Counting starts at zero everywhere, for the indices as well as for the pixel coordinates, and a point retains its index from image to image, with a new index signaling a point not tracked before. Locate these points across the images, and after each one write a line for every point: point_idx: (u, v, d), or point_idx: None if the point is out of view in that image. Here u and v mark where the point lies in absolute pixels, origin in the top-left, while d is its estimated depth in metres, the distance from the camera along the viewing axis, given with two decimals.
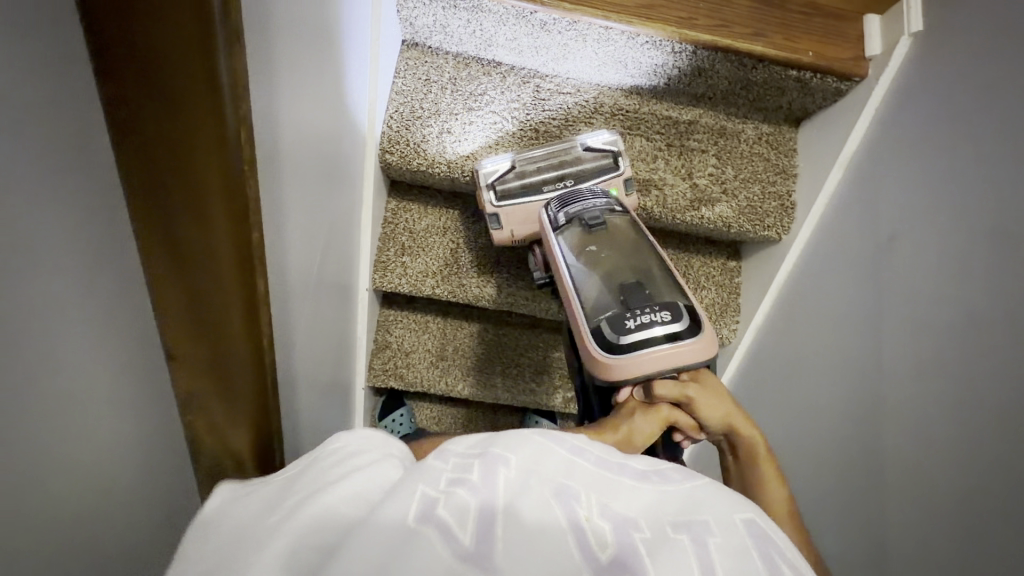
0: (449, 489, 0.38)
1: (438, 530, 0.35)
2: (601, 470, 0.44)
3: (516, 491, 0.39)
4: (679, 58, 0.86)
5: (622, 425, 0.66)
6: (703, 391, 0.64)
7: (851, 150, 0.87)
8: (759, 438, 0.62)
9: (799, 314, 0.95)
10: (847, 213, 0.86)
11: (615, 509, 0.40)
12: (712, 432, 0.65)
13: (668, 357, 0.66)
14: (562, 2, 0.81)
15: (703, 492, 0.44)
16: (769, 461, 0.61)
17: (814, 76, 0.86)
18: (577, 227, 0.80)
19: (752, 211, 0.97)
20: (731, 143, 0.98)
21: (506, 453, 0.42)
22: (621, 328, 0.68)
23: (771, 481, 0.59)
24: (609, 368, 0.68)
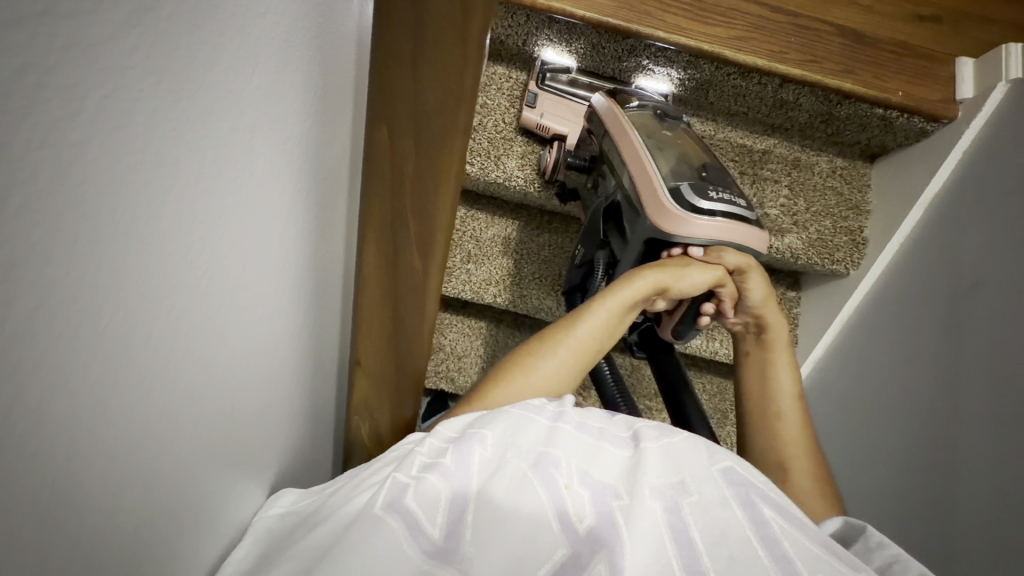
0: (421, 474, 0.46)
1: (408, 515, 0.42)
2: (580, 437, 0.53)
3: (487, 474, 0.46)
4: (764, 89, 0.87)
5: (682, 281, 0.70)
6: (757, 271, 0.72)
7: (932, 192, 0.87)
8: (780, 323, 0.75)
9: (863, 352, 0.95)
10: (923, 255, 0.86)
11: (594, 477, 0.49)
12: (744, 313, 0.75)
13: (743, 234, 0.71)
14: (657, 30, 0.81)
15: (667, 454, 0.52)
16: (786, 347, 0.75)
17: (900, 116, 0.86)
18: (647, 112, 0.83)
19: (822, 244, 0.97)
20: (804, 175, 0.98)
21: (482, 432, 0.50)
22: (704, 194, 0.71)
23: (783, 364, 0.74)
24: (686, 223, 0.70)
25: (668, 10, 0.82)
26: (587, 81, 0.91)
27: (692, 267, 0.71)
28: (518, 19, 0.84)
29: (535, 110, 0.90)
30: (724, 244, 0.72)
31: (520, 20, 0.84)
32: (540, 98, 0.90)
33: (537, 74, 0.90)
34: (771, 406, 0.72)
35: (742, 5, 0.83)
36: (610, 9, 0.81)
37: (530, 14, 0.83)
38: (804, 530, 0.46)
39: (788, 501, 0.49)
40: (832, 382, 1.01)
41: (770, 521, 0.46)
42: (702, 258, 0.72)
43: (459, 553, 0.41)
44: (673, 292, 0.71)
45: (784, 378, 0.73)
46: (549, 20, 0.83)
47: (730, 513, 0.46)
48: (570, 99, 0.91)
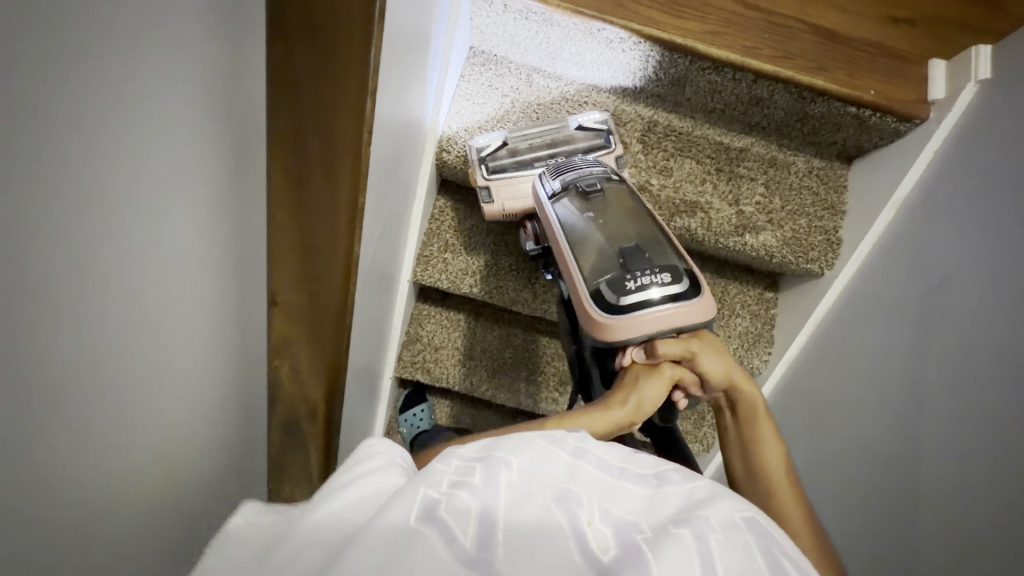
0: (451, 490, 0.38)
1: (444, 529, 0.35)
2: (601, 473, 0.45)
3: (516, 496, 0.40)
4: (738, 86, 0.88)
5: (643, 400, 0.71)
6: (708, 348, 0.72)
7: (905, 192, 0.87)
8: (756, 393, 0.72)
9: (838, 351, 0.94)
10: (895, 253, 0.86)
11: (616, 515, 0.41)
12: (712, 390, 0.74)
13: (677, 316, 0.71)
14: (632, 22, 0.83)
15: (695, 495, 0.44)
16: (764, 413, 0.71)
17: (873, 114, 0.86)
18: (570, 195, 0.80)
19: (797, 243, 0.97)
20: (780, 174, 0.98)
21: (507, 456, 0.43)
22: (624, 290, 0.71)
23: (767, 433, 0.69)
24: (618, 329, 0.71)
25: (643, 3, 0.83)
26: (526, 145, 0.91)
27: (642, 381, 0.71)
28: (496, 8, 0.86)
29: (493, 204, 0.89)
30: (666, 331, 0.71)
31: (499, 10, 0.86)
32: (491, 189, 0.88)
33: (476, 164, 0.88)
34: (760, 468, 0.66)
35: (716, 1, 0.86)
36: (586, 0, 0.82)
37: (507, 3, 0.84)
38: None
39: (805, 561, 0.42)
40: (807, 382, 1.00)
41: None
42: (645, 360, 0.73)
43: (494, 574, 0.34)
44: (638, 418, 0.71)
45: (771, 447, 0.68)
46: (527, 11, 0.85)
47: (756, 564, 0.39)
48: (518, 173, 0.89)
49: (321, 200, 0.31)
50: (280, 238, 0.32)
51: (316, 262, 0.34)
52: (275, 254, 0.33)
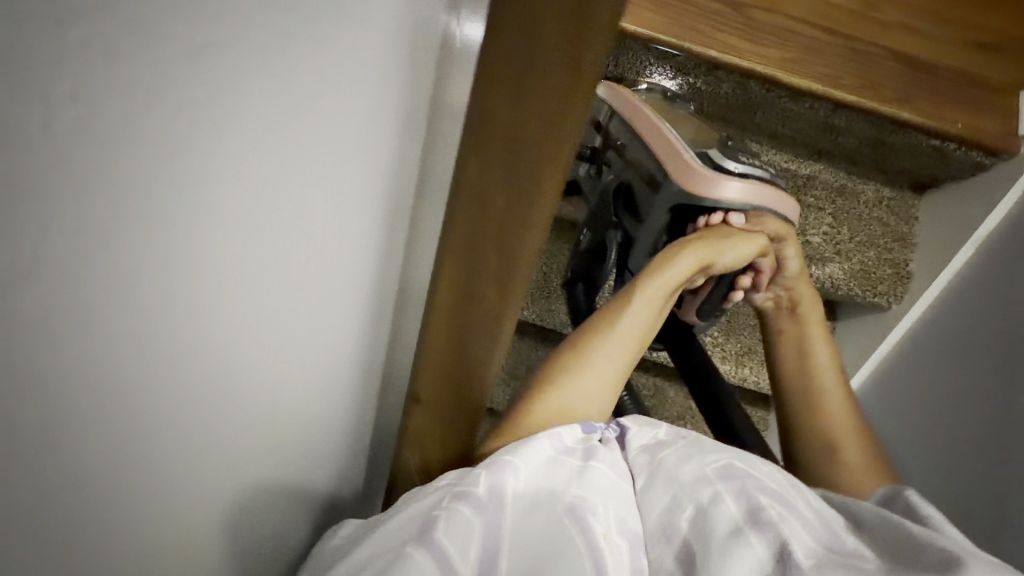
0: (451, 505, 0.41)
1: (441, 552, 0.38)
2: (614, 475, 0.48)
3: (523, 511, 0.42)
4: (814, 114, 0.84)
5: (726, 254, 0.70)
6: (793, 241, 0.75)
7: (987, 230, 0.84)
8: (812, 296, 0.77)
9: (905, 389, 0.91)
10: (973, 293, 0.83)
11: (630, 525, 0.46)
12: (779, 285, 0.77)
13: (773, 194, 0.73)
14: (709, 48, 0.79)
15: (673, 471, 0.49)
16: (818, 312, 0.77)
17: (957, 148, 0.83)
18: (656, 95, 0.82)
19: (865, 275, 0.93)
20: (849, 204, 0.95)
21: (514, 461, 0.44)
22: (730, 158, 0.75)
23: (820, 341, 0.75)
24: (716, 180, 0.72)
25: (720, 28, 0.80)
26: None
27: (734, 239, 0.71)
28: None
29: None
30: (761, 210, 0.73)
31: None
32: None
33: None
34: (811, 380, 0.73)
35: (796, 26, 0.82)
36: (660, 24, 0.79)
37: None
38: (807, 523, 0.46)
39: (792, 490, 0.48)
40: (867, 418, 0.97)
41: (767, 508, 0.45)
42: (740, 227, 0.72)
43: None
44: (715, 267, 0.71)
45: (822, 352, 0.74)
46: None
47: (727, 509, 0.45)
48: None
49: (488, 304, 0.32)
50: (436, 331, 0.33)
51: (468, 350, 0.34)
52: (426, 338, 0.34)
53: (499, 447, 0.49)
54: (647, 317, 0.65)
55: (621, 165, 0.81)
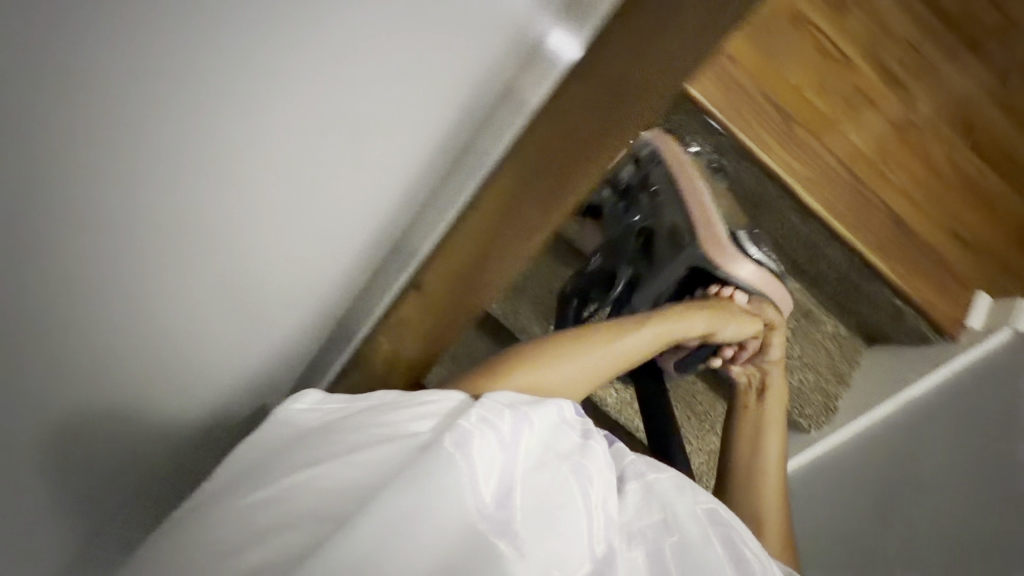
0: (482, 425, 0.45)
1: (470, 465, 0.43)
2: (605, 454, 0.52)
3: (531, 461, 0.46)
4: (811, 236, 0.93)
5: (722, 329, 0.76)
6: (779, 333, 0.83)
7: (913, 395, 0.91)
8: (782, 387, 0.84)
9: (800, 506, 0.99)
10: (882, 445, 0.91)
11: (611, 508, 0.49)
12: (755, 364, 0.83)
13: (775, 284, 0.82)
14: (748, 139, 0.86)
15: (664, 486, 0.54)
16: (777, 423, 0.81)
17: (913, 314, 0.93)
18: (700, 161, 0.89)
19: (799, 395, 1.01)
20: (809, 326, 1.03)
21: (530, 414, 0.48)
22: (755, 244, 0.83)
23: (774, 444, 0.79)
24: (735, 258, 0.80)
25: (762, 127, 0.87)
26: None
27: (735, 316, 0.77)
28: None
29: None
30: (764, 298, 0.81)
31: None
32: None
33: None
34: (754, 474, 0.77)
35: (826, 157, 0.91)
36: (717, 102, 0.85)
37: None
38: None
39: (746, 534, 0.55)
40: None
41: (751, 561, 0.52)
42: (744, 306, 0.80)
43: (514, 531, 0.43)
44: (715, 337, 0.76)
45: (773, 448, 0.79)
46: None
47: (716, 551, 0.50)
48: None
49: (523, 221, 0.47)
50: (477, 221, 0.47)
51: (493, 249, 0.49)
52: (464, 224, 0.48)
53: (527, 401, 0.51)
54: (617, 360, 0.64)
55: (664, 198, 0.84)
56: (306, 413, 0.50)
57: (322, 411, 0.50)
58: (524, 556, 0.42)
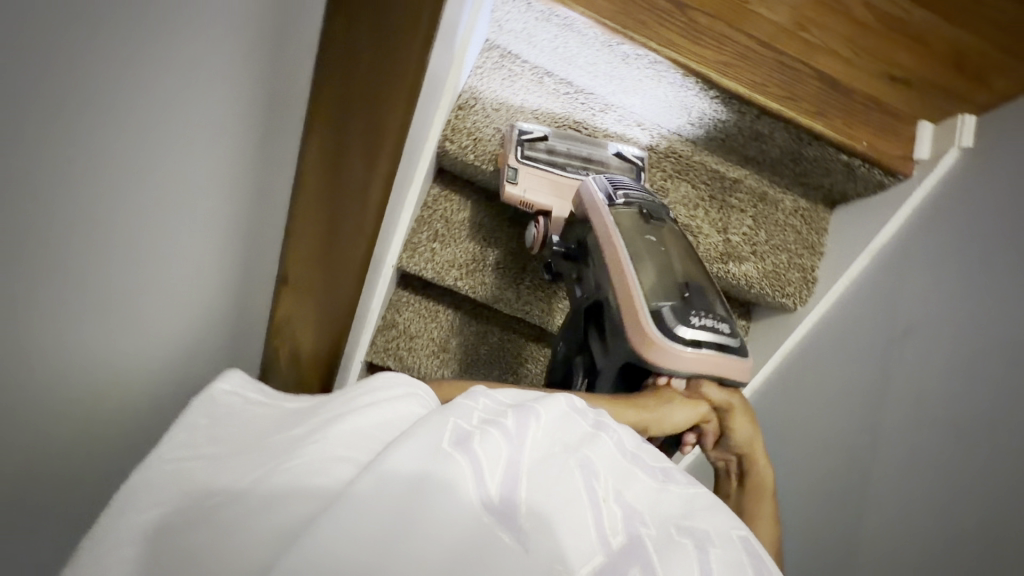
0: (483, 426, 0.38)
1: (474, 461, 0.35)
2: (618, 457, 0.44)
3: (540, 454, 0.39)
4: (742, 119, 0.91)
5: (666, 416, 0.65)
6: (741, 408, 0.68)
7: (881, 243, 0.92)
8: (772, 476, 0.65)
9: (796, 384, 0.99)
10: (866, 299, 0.91)
11: (627, 499, 0.40)
12: (728, 452, 0.68)
13: (724, 365, 0.68)
14: (650, 40, 0.84)
15: (695, 505, 0.43)
16: (771, 495, 0.64)
17: (862, 164, 0.91)
18: (632, 212, 0.83)
19: (776, 277, 1.01)
20: (768, 209, 1.02)
21: (536, 407, 0.42)
22: (685, 320, 0.71)
23: (767, 513, 0.62)
24: (664, 350, 0.69)
25: (663, 24, 0.85)
26: (564, 149, 0.95)
27: (672, 406, 0.66)
28: (518, 6, 0.84)
29: (516, 187, 0.90)
30: (700, 377, 0.68)
31: (521, 5, 0.84)
32: (520, 172, 0.89)
33: (514, 143, 0.90)
34: (747, 546, 0.60)
35: (735, 35, 0.88)
36: (609, 13, 0.83)
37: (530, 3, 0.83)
38: None
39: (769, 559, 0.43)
40: (768, 412, 1.03)
41: None
42: (684, 394, 0.68)
43: (517, 522, 0.34)
44: (652, 435, 0.64)
45: (766, 536, 0.60)
46: (549, 13, 0.83)
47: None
48: (552, 172, 0.92)
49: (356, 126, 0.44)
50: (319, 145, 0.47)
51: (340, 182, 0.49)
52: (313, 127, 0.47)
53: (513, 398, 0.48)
54: None
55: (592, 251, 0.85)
56: (226, 395, 0.44)
57: (241, 398, 0.44)
58: (528, 553, 0.33)
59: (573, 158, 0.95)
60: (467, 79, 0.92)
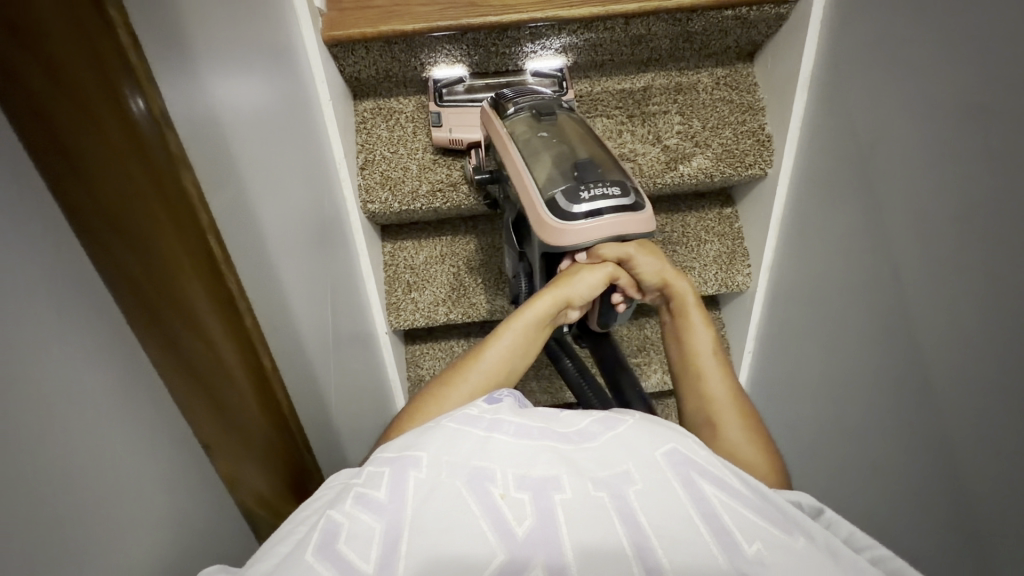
0: (353, 510, 0.40)
1: (338, 559, 0.36)
2: (520, 440, 0.46)
3: (423, 500, 0.40)
4: (615, 34, 0.89)
5: (576, 288, 0.72)
6: (641, 250, 0.72)
7: (809, 71, 0.87)
8: (688, 290, 0.74)
9: (806, 242, 0.94)
10: (823, 130, 0.85)
11: (533, 477, 0.42)
12: (650, 290, 0.75)
13: (628, 224, 0.68)
14: (488, 16, 0.84)
15: (612, 445, 0.46)
16: (697, 308, 0.74)
17: (750, 10, 0.87)
18: (525, 116, 0.81)
19: (730, 154, 0.97)
20: (689, 97, 0.99)
21: (417, 455, 0.43)
22: (577, 197, 0.68)
23: (697, 326, 0.72)
24: (565, 232, 0.68)
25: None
26: (483, 84, 0.93)
27: (580, 271, 0.72)
28: (359, 53, 0.86)
29: (443, 129, 0.91)
30: (602, 242, 0.69)
31: (364, 52, 0.86)
32: (444, 115, 0.91)
33: (433, 92, 0.92)
34: (694, 369, 0.69)
35: None
36: (438, 14, 0.84)
37: (368, 45, 0.85)
38: (746, 503, 0.42)
39: (727, 472, 0.45)
40: (795, 283, 0.98)
41: (712, 499, 0.42)
42: (587, 260, 0.72)
43: None
44: (575, 301, 0.73)
45: (703, 337, 0.71)
46: (388, 44, 0.85)
47: (673, 504, 0.41)
48: (471, 107, 0.92)
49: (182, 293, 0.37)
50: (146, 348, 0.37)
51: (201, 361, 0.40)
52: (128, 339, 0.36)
53: (509, 423, 0.49)
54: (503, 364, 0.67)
55: (504, 182, 0.83)
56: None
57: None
58: None
59: (488, 88, 0.93)
60: (356, 139, 0.94)
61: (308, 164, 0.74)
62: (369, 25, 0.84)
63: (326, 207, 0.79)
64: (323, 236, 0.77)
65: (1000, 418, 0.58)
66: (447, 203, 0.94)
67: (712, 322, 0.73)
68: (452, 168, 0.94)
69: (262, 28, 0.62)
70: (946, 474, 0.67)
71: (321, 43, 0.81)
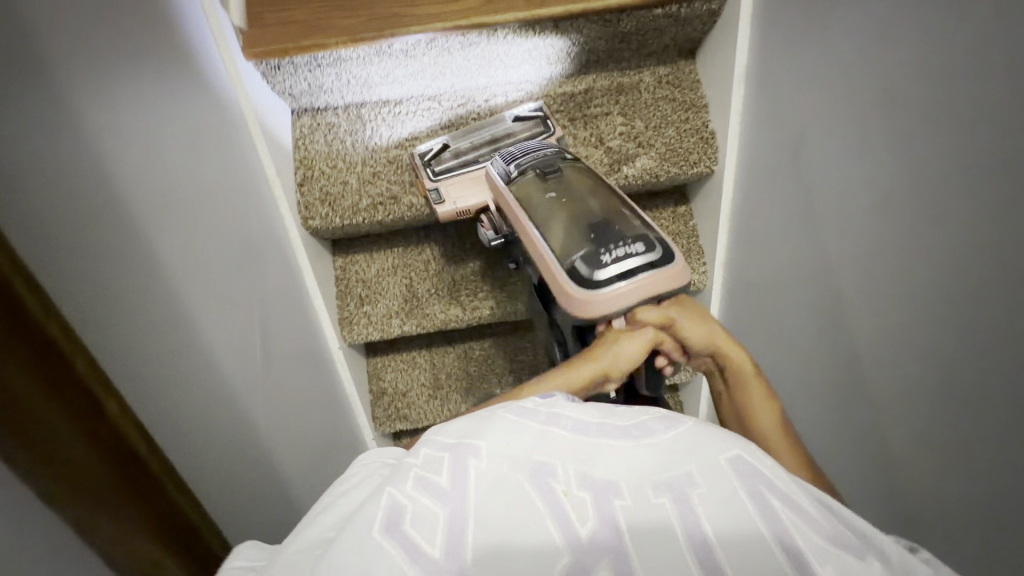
0: (416, 493, 0.40)
1: (405, 540, 0.37)
2: (578, 437, 0.44)
3: (484, 488, 0.40)
4: (545, 38, 0.89)
5: (619, 359, 0.68)
6: (686, 312, 0.69)
7: (744, 63, 0.86)
8: (742, 353, 0.70)
9: (754, 238, 0.92)
10: (761, 124, 0.84)
11: (594, 477, 0.41)
12: (699, 355, 0.72)
13: (655, 285, 0.66)
14: (410, 26, 0.87)
15: (677, 450, 0.44)
16: (753, 372, 0.69)
17: (680, 7, 0.86)
18: (530, 177, 0.80)
19: (674, 153, 0.96)
20: (631, 97, 0.97)
21: (476, 443, 0.42)
22: (600, 263, 0.67)
23: (756, 394, 0.68)
24: (592, 305, 0.66)
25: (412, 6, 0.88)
26: (469, 144, 0.92)
27: (624, 344, 0.69)
28: (286, 70, 0.86)
29: (446, 204, 0.88)
30: (634, 307, 0.67)
31: (291, 69, 0.86)
32: (441, 189, 0.88)
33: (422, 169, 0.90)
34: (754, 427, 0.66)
35: None
36: (362, 27, 0.87)
37: (294, 61, 0.85)
38: (817, 517, 0.39)
39: (797, 483, 0.42)
40: (747, 279, 0.97)
41: (779, 512, 0.39)
42: (628, 328, 0.69)
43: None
44: (614, 376, 0.69)
45: (759, 402, 0.67)
46: (314, 60, 0.86)
47: (740, 517, 0.39)
48: (467, 168, 0.90)
49: None
50: None
51: None
52: None
53: None
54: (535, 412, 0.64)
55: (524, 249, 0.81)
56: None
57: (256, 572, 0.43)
58: None
59: (474, 146, 0.92)
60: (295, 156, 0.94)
61: (228, 185, 0.73)
62: (291, 43, 0.86)
63: (256, 228, 0.79)
64: (251, 257, 0.76)
65: (931, 415, 0.56)
66: (388, 215, 0.93)
67: (770, 387, 0.68)
68: (391, 180, 0.93)
69: (163, 50, 0.62)
70: (885, 469, 0.65)
71: (242, 62, 0.81)
